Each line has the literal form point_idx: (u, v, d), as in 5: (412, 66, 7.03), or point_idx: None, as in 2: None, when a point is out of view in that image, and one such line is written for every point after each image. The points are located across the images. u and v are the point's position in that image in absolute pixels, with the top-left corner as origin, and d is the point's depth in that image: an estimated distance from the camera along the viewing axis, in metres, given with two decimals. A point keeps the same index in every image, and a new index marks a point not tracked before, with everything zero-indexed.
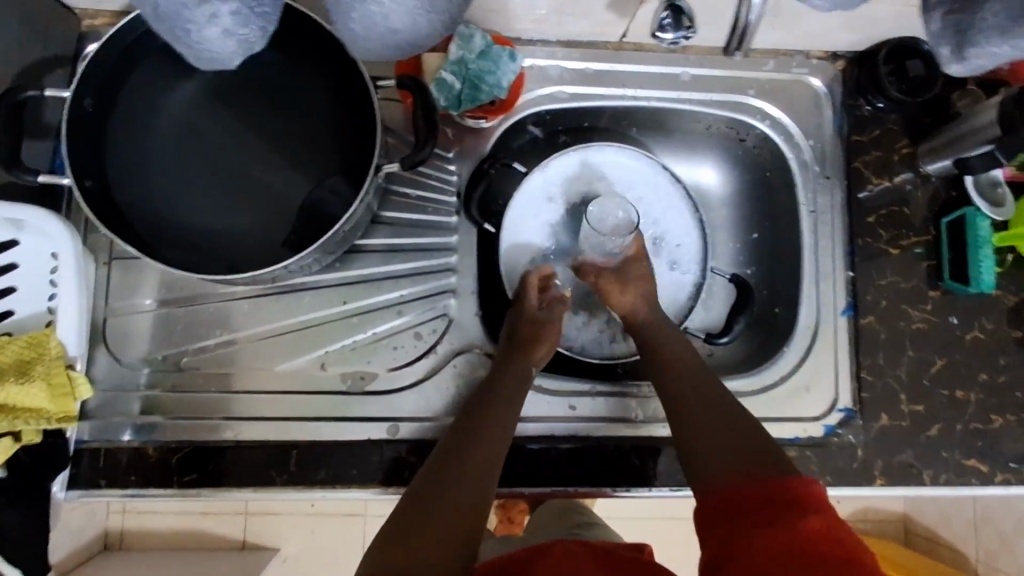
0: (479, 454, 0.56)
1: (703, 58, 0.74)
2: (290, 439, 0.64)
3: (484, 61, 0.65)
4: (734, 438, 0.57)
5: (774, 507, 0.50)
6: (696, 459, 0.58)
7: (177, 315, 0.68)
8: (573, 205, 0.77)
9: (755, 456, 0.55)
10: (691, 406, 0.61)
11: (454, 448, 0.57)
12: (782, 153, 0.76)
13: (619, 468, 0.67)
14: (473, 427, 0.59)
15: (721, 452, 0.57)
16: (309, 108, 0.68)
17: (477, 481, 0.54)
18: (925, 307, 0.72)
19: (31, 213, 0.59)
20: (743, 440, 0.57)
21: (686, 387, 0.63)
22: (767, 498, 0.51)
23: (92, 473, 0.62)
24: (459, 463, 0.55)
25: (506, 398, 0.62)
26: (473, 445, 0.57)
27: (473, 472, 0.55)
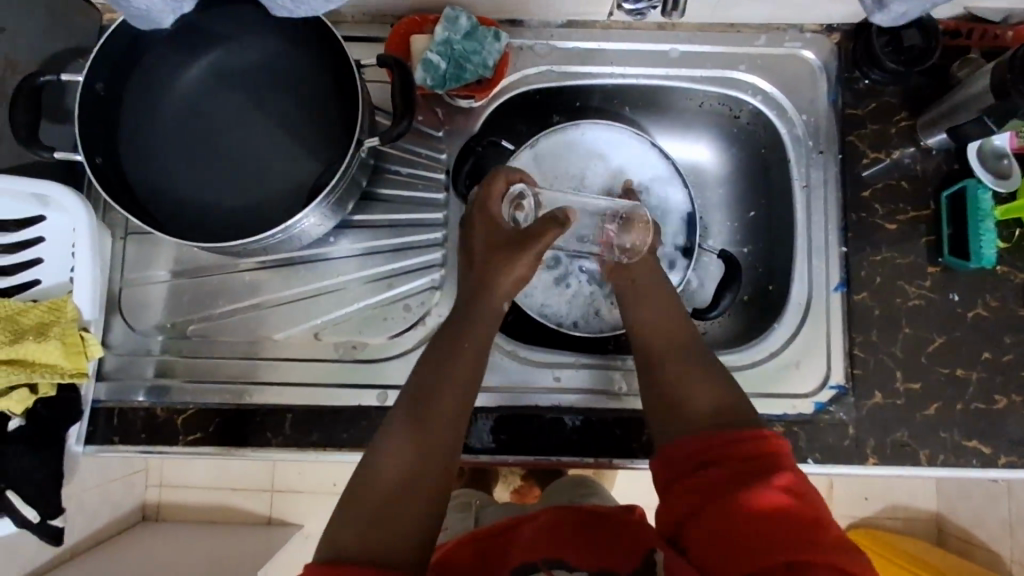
0: (437, 405, 0.56)
1: (692, 35, 0.74)
2: (286, 403, 0.68)
3: (469, 42, 0.68)
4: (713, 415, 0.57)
5: (736, 471, 0.52)
6: (667, 416, 0.59)
7: (187, 287, 0.73)
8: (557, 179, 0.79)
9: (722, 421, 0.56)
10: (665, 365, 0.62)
11: (415, 399, 0.55)
12: (774, 128, 0.75)
13: (602, 440, 0.68)
14: (433, 371, 0.58)
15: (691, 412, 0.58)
16: (306, 93, 0.72)
17: (436, 430, 0.54)
18: (923, 283, 0.70)
19: (54, 189, 0.64)
20: (714, 399, 0.58)
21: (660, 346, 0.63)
22: (731, 465, 0.52)
23: (107, 430, 0.67)
24: (419, 410, 0.55)
25: (464, 339, 0.61)
26: (431, 393, 0.56)
27: (433, 419, 0.55)
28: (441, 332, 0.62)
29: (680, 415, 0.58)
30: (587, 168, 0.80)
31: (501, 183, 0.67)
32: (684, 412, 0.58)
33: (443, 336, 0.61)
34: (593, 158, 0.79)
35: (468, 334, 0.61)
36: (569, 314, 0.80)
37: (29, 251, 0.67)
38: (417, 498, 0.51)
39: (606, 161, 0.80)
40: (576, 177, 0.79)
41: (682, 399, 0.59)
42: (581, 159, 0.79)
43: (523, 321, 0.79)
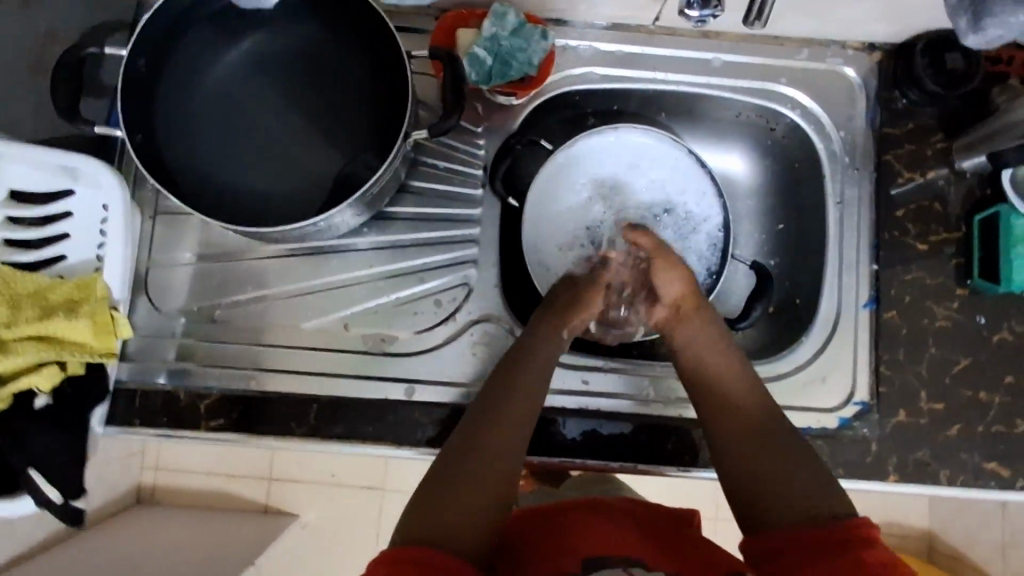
0: (501, 437, 0.55)
1: (735, 45, 0.74)
2: (313, 394, 0.67)
3: (515, 39, 0.67)
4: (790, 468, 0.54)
5: (832, 544, 0.48)
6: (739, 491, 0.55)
7: (214, 270, 0.72)
8: (584, 180, 0.79)
9: (805, 496, 0.52)
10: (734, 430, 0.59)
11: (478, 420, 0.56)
12: (811, 143, 0.76)
13: (626, 446, 0.68)
14: (492, 410, 0.57)
15: (771, 484, 0.54)
16: (347, 80, 0.71)
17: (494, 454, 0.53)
18: (951, 304, 0.71)
19: (84, 162, 0.63)
20: (799, 470, 0.54)
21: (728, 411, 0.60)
22: (818, 545, 0.48)
23: (128, 412, 0.66)
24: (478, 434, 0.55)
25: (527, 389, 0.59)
26: (492, 426, 0.55)
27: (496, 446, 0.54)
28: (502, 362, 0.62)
29: (756, 489, 0.54)
30: (623, 177, 0.79)
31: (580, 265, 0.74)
32: (763, 484, 0.54)
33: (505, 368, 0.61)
34: (621, 160, 0.79)
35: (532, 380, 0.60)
36: None
37: (58, 225, 0.65)
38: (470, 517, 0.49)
39: (635, 163, 0.79)
40: (603, 178, 0.79)
41: (759, 472, 0.55)
42: (616, 167, 0.79)
43: None
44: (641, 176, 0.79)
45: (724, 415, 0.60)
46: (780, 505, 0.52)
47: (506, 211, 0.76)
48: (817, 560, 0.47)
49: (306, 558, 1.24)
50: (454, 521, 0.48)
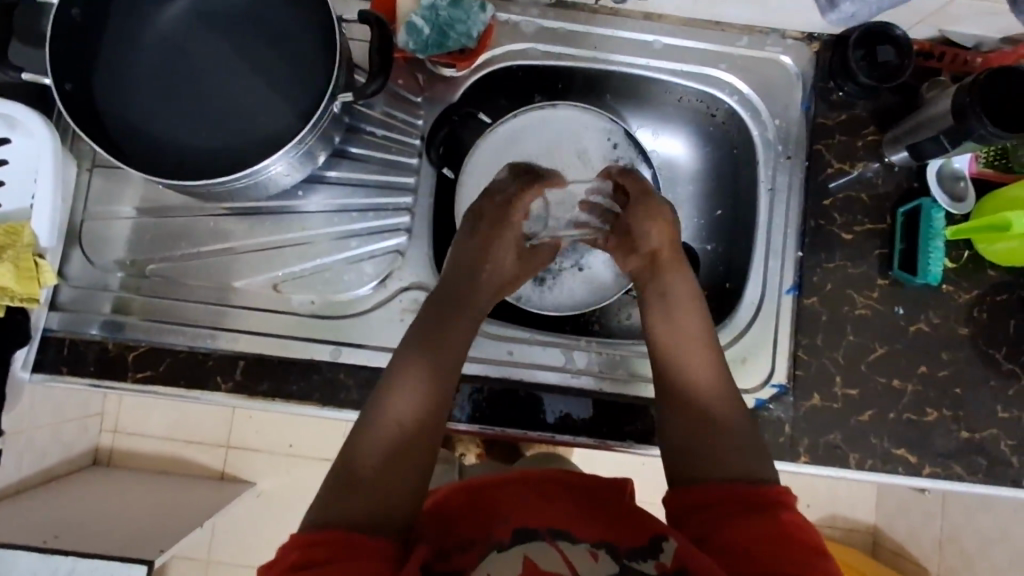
0: (439, 387, 0.59)
1: (675, 29, 0.75)
2: (241, 350, 0.68)
3: (455, 10, 0.68)
4: (704, 438, 0.58)
5: (736, 509, 0.52)
6: (677, 458, 0.58)
7: (150, 225, 0.73)
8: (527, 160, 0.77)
9: (724, 460, 0.56)
10: (689, 407, 0.60)
11: (430, 366, 0.60)
12: (747, 129, 0.77)
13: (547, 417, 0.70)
14: (433, 349, 0.61)
15: (691, 447, 0.58)
16: (286, 42, 0.71)
17: (421, 436, 0.56)
18: (872, 293, 0.73)
19: (17, 109, 0.65)
20: (739, 446, 0.57)
21: (683, 379, 0.61)
22: (732, 505, 0.53)
23: (57, 360, 0.66)
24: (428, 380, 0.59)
25: (451, 355, 0.61)
26: (433, 382, 0.59)
27: (423, 430, 0.56)
28: (432, 318, 0.63)
29: (692, 461, 0.57)
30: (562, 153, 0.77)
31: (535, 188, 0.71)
32: (699, 459, 0.57)
33: (446, 310, 0.64)
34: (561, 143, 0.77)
35: (449, 360, 0.61)
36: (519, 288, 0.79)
37: None
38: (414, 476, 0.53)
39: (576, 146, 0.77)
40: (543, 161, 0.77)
41: (697, 448, 0.58)
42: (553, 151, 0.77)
43: None
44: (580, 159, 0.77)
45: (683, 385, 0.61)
46: (702, 469, 0.56)
47: (443, 181, 0.77)
48: (727, 517, 0.52)
49: (258, 524, 1.26)
50: (389, 495, 0.51)
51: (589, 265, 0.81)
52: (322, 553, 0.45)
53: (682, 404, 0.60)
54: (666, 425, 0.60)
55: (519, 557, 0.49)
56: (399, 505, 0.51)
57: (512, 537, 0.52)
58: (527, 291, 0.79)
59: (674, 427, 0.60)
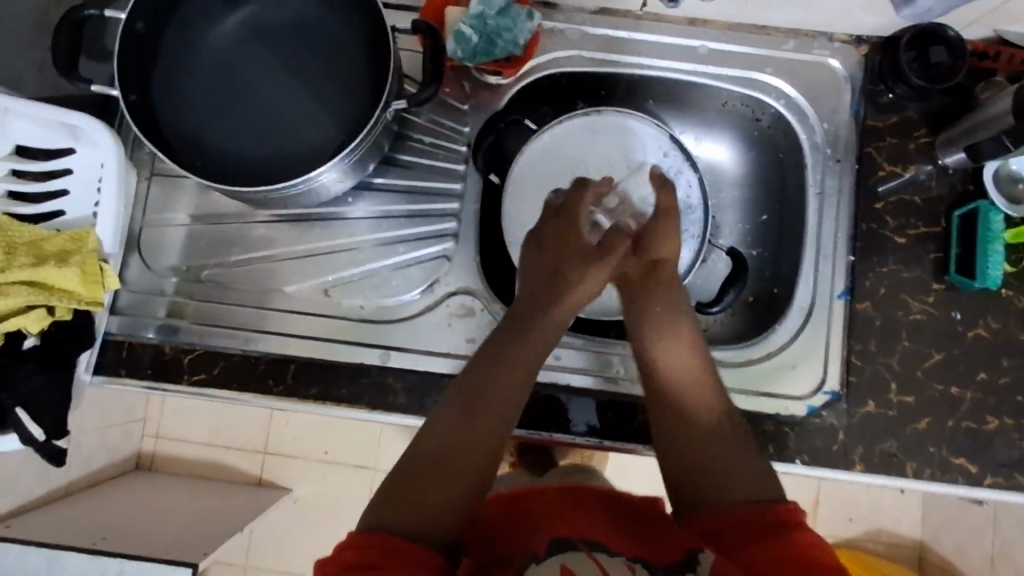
0: (493, 406, 0.59)
1: (721, 33, 0.75)
2: (291, 352, 0.69)
3: (502, 19, 0.69)
4: (731, 458, 0.58)
5: (765, 528, 0.52)
6: (698, 477, 0.58)
7: (205, 232, 0.75)
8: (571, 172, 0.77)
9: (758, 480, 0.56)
10: (687, 424, 0.61)
11: (484, 383, 0.60)
12: (794, 133, 0.76)
13: (594, 423, 0.69)
14: (490, 368, 0.61)
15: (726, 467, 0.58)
16: (337, 53, 0.73)
17: (470, 451, 0.56)
18: (928, 298, 0.71)
19: (83, 121, 0.66)
20: (751, 469, 0.57)
21: (678, 396, 0.62)
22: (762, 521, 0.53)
23: (115, 362, 0.68)
24: (481, 398, 0.59)
25: (514, 374, 0.61)
26: (486, 399, 0.59)
27: (472, 445, 0.57)
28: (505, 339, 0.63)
29: (721, 479, 0.57)
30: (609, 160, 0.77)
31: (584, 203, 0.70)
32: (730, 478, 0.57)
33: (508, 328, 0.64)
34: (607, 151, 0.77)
35: (512, 376, 0.60)
36: None
37: (59, 181, 0.70)
38: (461, 492, 0.54)
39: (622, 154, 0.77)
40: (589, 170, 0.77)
41: (728, 469, 0.58)
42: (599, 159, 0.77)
43: None
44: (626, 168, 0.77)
45: (676, 402, 0.62)
46: (731, 489, 0.56)
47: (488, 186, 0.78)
48: (756, 534, 0.52)
49: (295, 530, 1.27)
50: (435, 506, 0.52)
51: None
52: (371, 548, 0.47)
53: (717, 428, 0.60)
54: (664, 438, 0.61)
55: (556, 566, 0.48)
56: (446, 513, 0.52)
57: (546, 546, 0.51)
58: None
59: (674, 441, 0.61)
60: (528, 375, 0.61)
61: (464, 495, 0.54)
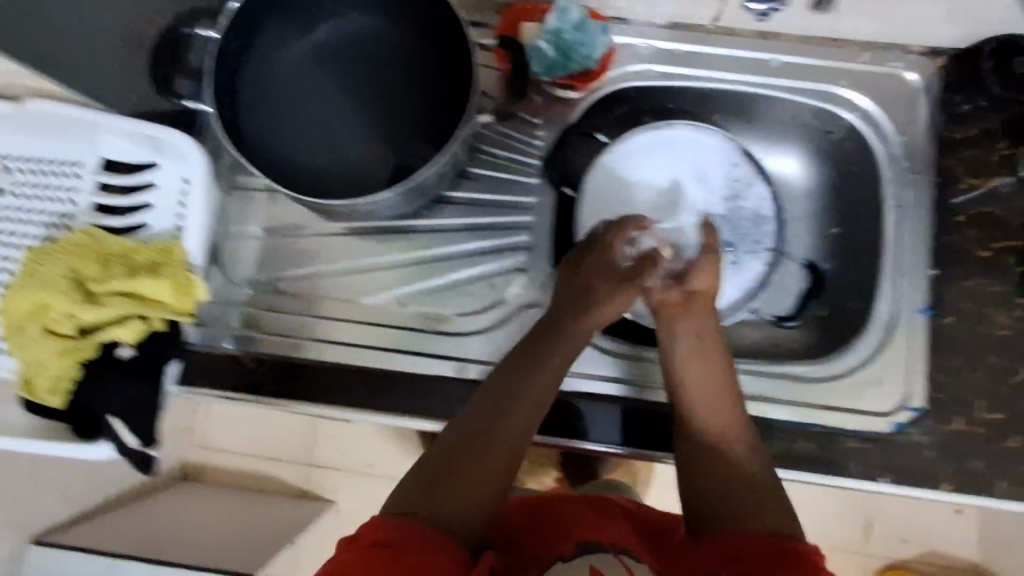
0: (505, 427, 0.57)
1: (794, 46, 0.74)
2: (369, 363, 0.70)
3: (579, 34, 0.69)
4: (744, 488, 0.57)
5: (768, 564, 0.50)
6: (702, 502, 0.57)
7: (279, 244, 0.76)
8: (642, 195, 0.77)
9: (761, 513, 0.55)
10: (722, 452, 0.59)
11: (505, 396, 0.59)
12: (870, 145, 0.75)
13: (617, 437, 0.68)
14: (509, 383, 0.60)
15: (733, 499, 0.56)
16: (412, 69, 0.74)
17: (483, 461, 0.55)
18: (1013, 313, 0.69)
19: (169, 133, 0.68)
20: (762, 509, 0.55)
21: (712, 425, 0.61)
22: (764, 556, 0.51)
23: (193, 372, 0.67)
24: (495, 411, 0.58)
25: (529, 395, 0.59)
26: (502, 415, 0.57)
27: (484, 452, 0.56)
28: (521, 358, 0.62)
29: (735, 512, 0.55)
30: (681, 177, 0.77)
31: (611, 232, 0.67)
32: (740, 508, 0.55)
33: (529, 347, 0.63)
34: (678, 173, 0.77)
35: (524, 403, 0.58)
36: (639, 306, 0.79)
37: (143, 195, 0.72)
38: (477, 501, 0.54)
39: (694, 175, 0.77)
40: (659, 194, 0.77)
41: (730, 497, 0.56)
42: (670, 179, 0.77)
43: None
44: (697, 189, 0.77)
45: (710, 431, 0.61)
46: (734, 517, 0.55)
47: (562, 200, 0.77)
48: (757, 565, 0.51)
49: None
50: (447, 502, 0.53)
51: None
52: (376, 557, 0.48)
53: (733, 470, 0.58)
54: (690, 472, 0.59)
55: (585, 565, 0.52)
56: (469, 510, 0.53)
57: (574, 549, 0.54)
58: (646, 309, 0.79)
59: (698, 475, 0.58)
60: (546, 398, 0.60)
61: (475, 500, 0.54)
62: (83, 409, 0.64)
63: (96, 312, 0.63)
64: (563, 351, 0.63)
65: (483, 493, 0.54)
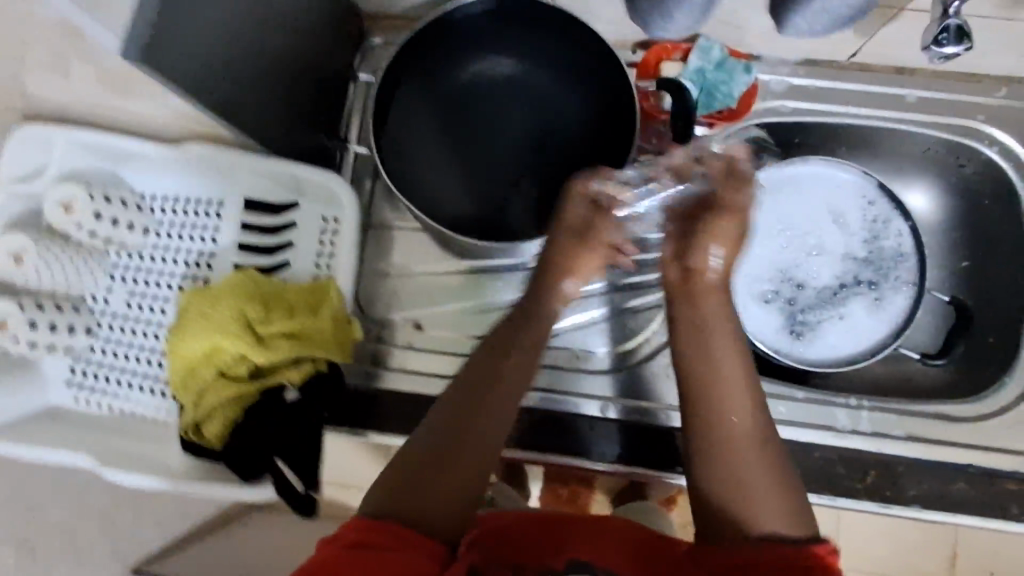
0: (486, 424, 0.53)
1: (931, 81, 0.74)
2: (522, 404, 0.68)
3: (720, 73, 0.71)
4: (756, 482, 0.51)
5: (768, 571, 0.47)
6: (719, 501, 0.51)
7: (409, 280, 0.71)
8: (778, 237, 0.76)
9: (761, 510, 0.50)
10: (734, 461, 0.52)
11: (484, 389, 0.54)
12: (1010, 180, 0.74)
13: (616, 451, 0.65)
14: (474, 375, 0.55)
15: (745, 495, 0.51)
16: (548, 104, 0.71)
17: (446, 456, 0.51)
18: None
19: (317, 174, 0.69)
20: (759, 504, 0.51)
21: (719, 429, 0.53)
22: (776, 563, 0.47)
23: (344, 409, 0.64)
24: (470, 407, 0.53)
25: (497, 387, 0.54)
26: (475, 409, 0.53)
27: (467, 451, 0.52)
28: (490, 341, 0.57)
29: (743, 499, 0.51)
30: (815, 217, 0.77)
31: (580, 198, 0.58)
32: (732, 505, 0.51)
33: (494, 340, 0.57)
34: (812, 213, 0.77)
35: (500, 397, 0.54)
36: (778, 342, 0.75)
37: (284, 235, 0.73)
38: (450, 497, 0.50)
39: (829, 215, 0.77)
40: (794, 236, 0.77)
41: (748, 486, 0.51)
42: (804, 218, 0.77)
43: None
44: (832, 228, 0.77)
45: (721, 437, 0.53)
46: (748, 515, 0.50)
47: None
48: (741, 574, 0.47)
49: None
50: (430, 500, 0.50)
51: (851, 312, 0.76)
52: (355, 558, 0.45)
53: (744, 453, 0.52)
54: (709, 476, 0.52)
55: None
56: (449, 512, 0.50)
57: (563, 566, 0.51)
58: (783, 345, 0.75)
59: (712, 475, 0.52)
60: (520, 387, 0.55)
61: (454, 497, 0.51)
62: (247, 452, 0.64)
63: (262, 355, 0.64)
64: (536, 334, 0.57)
65: (463, 488, 0.51)
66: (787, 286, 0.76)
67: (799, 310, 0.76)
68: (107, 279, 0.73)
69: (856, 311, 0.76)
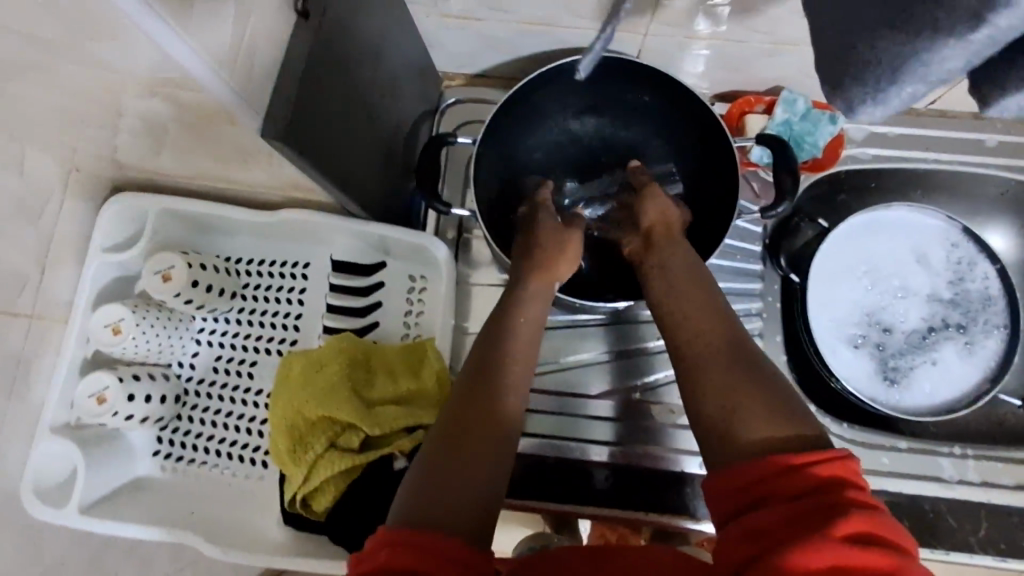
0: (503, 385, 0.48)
1: (1009, 126, 0.75)
2: (602, 460, 0.70)
3: (806, 124, 0.71)
4: (743, 386, 0.45)
5: (808, 508, 0.37)
6: (719, 424, 0.45)
7: None
8: (868, 284, 0.76)
9: (765, 416, 0.43)
10: (706, 368, 0.48)
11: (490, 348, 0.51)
12: None
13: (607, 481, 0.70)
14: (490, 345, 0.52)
15: (739, 404, 0.44)
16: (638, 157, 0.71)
17: (456, 415, 0.46)
18: None
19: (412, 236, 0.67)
20: (752, 410, 0.44)
21: (691, 350, 0.49)
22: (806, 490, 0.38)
23: None
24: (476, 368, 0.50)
25: (517, 348, 0.51)
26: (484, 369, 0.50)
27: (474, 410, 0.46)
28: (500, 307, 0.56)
29: (734, 409, 0.44)
30: (902, 259, 0.77)
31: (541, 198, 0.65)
32: (730, 421, 0.44)
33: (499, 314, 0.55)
34: (900, 257, 0.77)
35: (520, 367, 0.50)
36: (873, 391, 0.74)
37: (373, 295, 0.73)
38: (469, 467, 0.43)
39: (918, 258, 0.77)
40: (884, 281, 0.76)
41: (734, 396, 0.45)
42: (892, 262, 0.77)
43: (834, 399, 0.74)
44: (921, 270, 0.77)
45: (693, 356, 0.49)
46: (739, 427, 0.43)
47: (789, 287, 0.75)
48: (785, 522, 0.37)
49: None
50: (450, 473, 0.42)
51: (944, 358, 0.75)
52: None
53: (722, 359, 0.48)
54: (695, 397, 0.47)
55: None
56: (479, 491, 0.42)
57: None
58: (879, 394, 0.74)
59: (697, 400, 0.47)
60: (533, 348, 0.52)
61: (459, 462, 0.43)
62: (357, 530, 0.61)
63: (370, 425, 0.63)
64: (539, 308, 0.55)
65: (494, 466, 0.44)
66: (880, 332, 0.75)
67: (891, 356, 0.75)
68: (194, 343, 0.73)
69: (950, 352, 0.75)
